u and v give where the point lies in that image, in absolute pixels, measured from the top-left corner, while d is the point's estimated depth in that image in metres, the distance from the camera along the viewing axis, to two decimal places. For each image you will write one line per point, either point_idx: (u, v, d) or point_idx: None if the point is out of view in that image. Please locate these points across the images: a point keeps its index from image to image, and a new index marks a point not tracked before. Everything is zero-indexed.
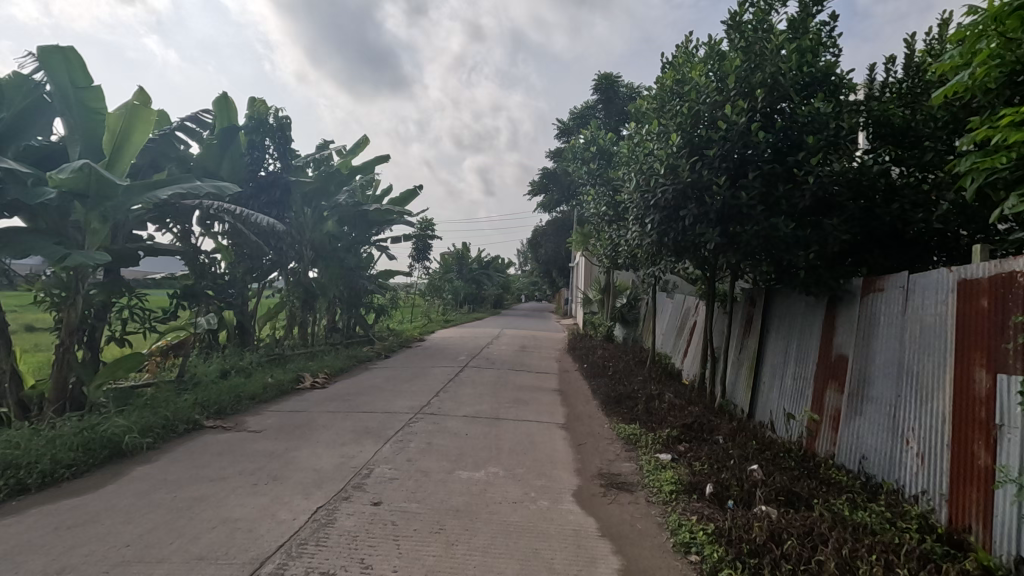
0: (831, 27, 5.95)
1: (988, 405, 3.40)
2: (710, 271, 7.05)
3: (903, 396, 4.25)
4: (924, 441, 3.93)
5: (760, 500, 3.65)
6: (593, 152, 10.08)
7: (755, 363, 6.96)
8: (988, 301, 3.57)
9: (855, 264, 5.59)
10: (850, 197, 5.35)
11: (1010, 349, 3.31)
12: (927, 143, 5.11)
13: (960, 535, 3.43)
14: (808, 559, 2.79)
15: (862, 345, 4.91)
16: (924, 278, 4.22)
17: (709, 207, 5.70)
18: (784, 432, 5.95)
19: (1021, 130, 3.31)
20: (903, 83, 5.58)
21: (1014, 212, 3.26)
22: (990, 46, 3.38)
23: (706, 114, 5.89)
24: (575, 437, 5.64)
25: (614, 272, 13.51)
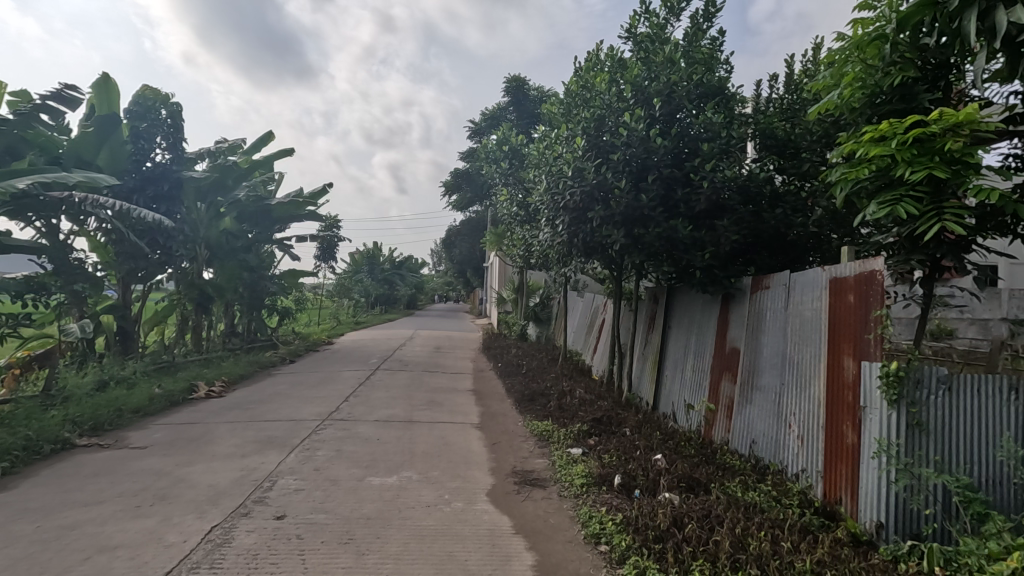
0: (723, 43, 6.43)
1: (855, 389, 3.81)
2: (617, 270, 7.36)
3: (786, 384, 4.67)
4: (803, 424, 4.34)
5: (663, 487, 3.87)
6: (505, 152, 10.18)
7: (659, 357, 7.36)
8: (854, 296, 4.00)
9: (746, 265, 6.08)
10: (741, 202, 5.81)
11: (872, 339, 3.73)
12: (804, 155, 5.67)
13: (833, 507, 3.83)
14: (705, 540, 2.98)
15: (752, 337, 5.34)
16: (802, 275, 4.66)
17: (616, 209, 5.93)
18: (685, 421, 6.35)
19: (879, 144, 3.75)
20: (784, 98, 6.16)
21: (874, 219, 3.70)
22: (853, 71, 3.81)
23: (610, 121, 6.12)
24: (489, 436, 5.65)
25: (528, 272, 13.74)
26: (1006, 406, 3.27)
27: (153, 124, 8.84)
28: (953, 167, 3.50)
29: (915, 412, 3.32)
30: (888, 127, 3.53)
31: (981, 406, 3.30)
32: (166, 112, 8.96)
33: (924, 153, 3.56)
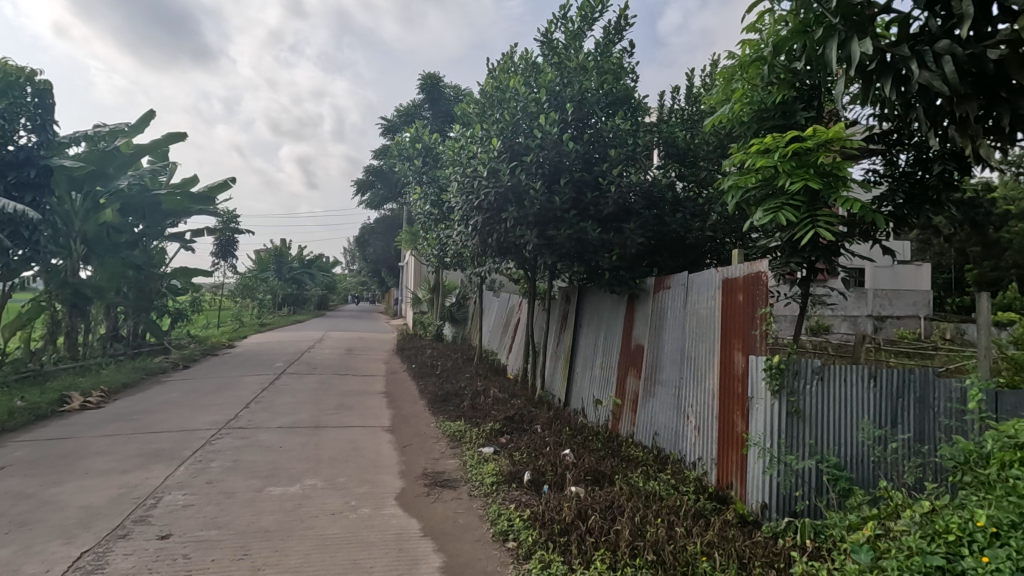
0: (631, 54, 6.73)
1: (743, 382, 4.13)
2: (530, 270, 7.49)
3: (685, 378, 4.97)
4: (700, 416, 4.65)
5: (570, 481, 3.99)
6: (419, 149, 10.03)
7: (570, 355, 7.58)
8: (742, 295, 4.32)
9: (650, 266, 6.41)
10: (646, 206, 6.12)
11: (758, 335, 4.05)
12: (702, 164, 6.06)
13: (724, 492, 4.13)
14: (607, 530, 3.11)
15: (654, 334, 5.63)
16: (698, 275, 4.98)
17: (528, 210, 6.02)
18: (593, 416, 6.59)
19: (765, 155, 4.08)
20: (685, 109, 6.55)
21: (761, 225, 4.02)
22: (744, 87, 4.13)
23: (523, 124, 6.21)
24: (401, 439, 5.55)
25: (444, 272, 13.65)
26: (866, 392, 3.68)
27: (15, 103, 7.74)
28: (825, 178, 3.89)
29: (794, 401, 3.66)
30: (771, 140, 3.86)
31: (846, 393, 3.69)
32: (32, 91, 7.92)
33: (802, 166, 3.92)
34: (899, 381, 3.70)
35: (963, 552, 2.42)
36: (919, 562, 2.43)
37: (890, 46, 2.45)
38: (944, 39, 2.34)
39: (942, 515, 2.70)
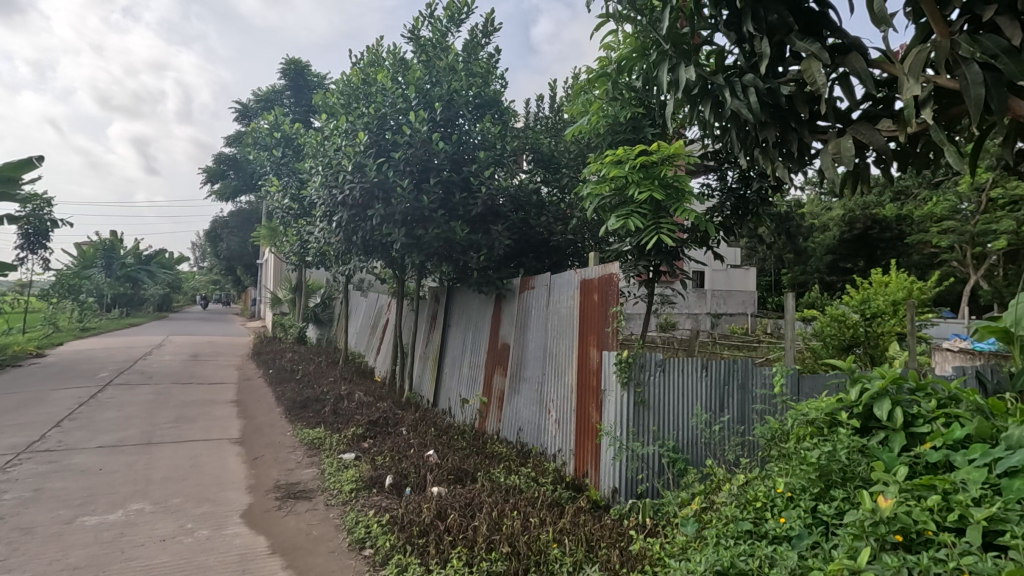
0: (499, 60, 6.88)
1: (597, 375, 4.41)
2: (398, 270, 7.34)
3: (547, 374, 5.21)
4: (559, 410, 4.90)
5: (432, 481, 3.99)
6: (277, 139, 9.35)
7: (439, 355, 7.56)
8: (597, 294, 4.62)
9: (517, 267, 6.62)
10: (512, 209, 6.29)
11: (610, 331, 4.36)
12: (565, 170, 6.38)
13: (580, 480, 4.40)
14: (465, 527, 3.15)
15: (519, 333, 5.82)
16: (559, 276, 5.24)
17: (395, 208, 5.88)
18: (460, 415, 6.64)
19: (618, 165, 4.40)
20: (550, 117, 6.85)
21: (615, 230, 4.35)
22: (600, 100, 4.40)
23: (390, 119, 6.06)
24: (251, 450, 5.12)
25: (307, 270, 12.87)
26: (699, 381, 4.13)
27: None
28: (667, 189, 4.29)
29: (640, 391, 4.01)
30: (622, 152, 4.18)
31: (683, 382, 4.12)
32: None
33: (648, 177, 4.29)
34: (726, 369, 4.19)
35: (766, 516, 2.83)
36: (733, 529, 2.79)
37: (710, 74, 2.72)
38: (750, 73, 2.64)
39: (752, 486, 3.12)
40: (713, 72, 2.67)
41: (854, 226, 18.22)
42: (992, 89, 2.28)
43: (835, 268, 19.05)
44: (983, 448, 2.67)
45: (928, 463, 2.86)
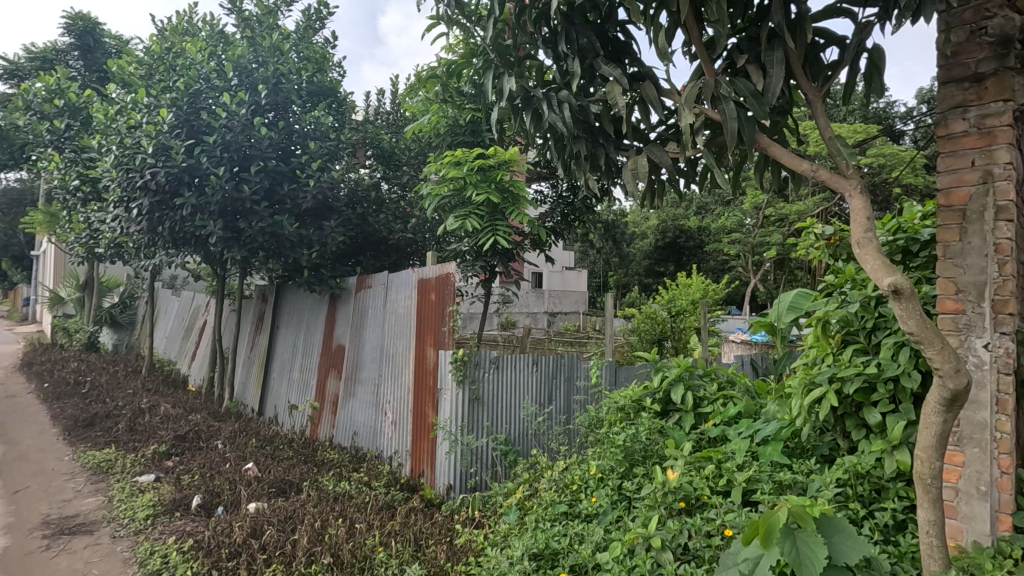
0: (335, 47, 6.56)
1: (434, 375, 4.41)
2: (216, 266, 6.60)
3: (383, 375, 5.09)
4: (396, 410, 4.83)
5: (249, 497, 3.65)
6: (57, 107, 7.83)
7: (265, 359, 6.97)
8: (434, 294, 4.59)
9: (354, 266, 6.36)
10: (347, 204, 5.99)
11: (446, 330, 4.37)
12: (405, 168, 6.28)
13: (416, 480, 4.38)
14: (283, 543, 2.94)
15: (355, 334, 5.60)
16: (397, 276, 5.14)
17: (210, 198, 5.28)
18: (288, 423, 6.20)
19: (457, 167, 4.45)
20: (390, 113, 6.69)
21: (454, 230, 4.39)
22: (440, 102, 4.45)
23: (204, 98, 5.43)
24: (12, 482, 4.23)
25: (101, 265, 10.98)
26: (530, 375, 4.36)
27: None
28: (503, 194, 4.47)
29: (475, 388, 4.12)
30: (460, 154, 4.24)
31: (515, 377, 4.32)
32: None
33: (485, 180, 4.41)
34: (554, 364, 4.48)
35: (581, 497, 3.10)
36: (551, 511, 3.00)
37: (529, 86, 2.64)
38: (564, 90, 2.56)
39: (570, 470, 3.38)
40: (533, 85, 2.60)
41: (666, 234, 20.79)
42: (744, 126, 2.01)
43: (651, 272, 21.53)
44: (748, 422, 3.20)
45: (710, 438, 3.36)
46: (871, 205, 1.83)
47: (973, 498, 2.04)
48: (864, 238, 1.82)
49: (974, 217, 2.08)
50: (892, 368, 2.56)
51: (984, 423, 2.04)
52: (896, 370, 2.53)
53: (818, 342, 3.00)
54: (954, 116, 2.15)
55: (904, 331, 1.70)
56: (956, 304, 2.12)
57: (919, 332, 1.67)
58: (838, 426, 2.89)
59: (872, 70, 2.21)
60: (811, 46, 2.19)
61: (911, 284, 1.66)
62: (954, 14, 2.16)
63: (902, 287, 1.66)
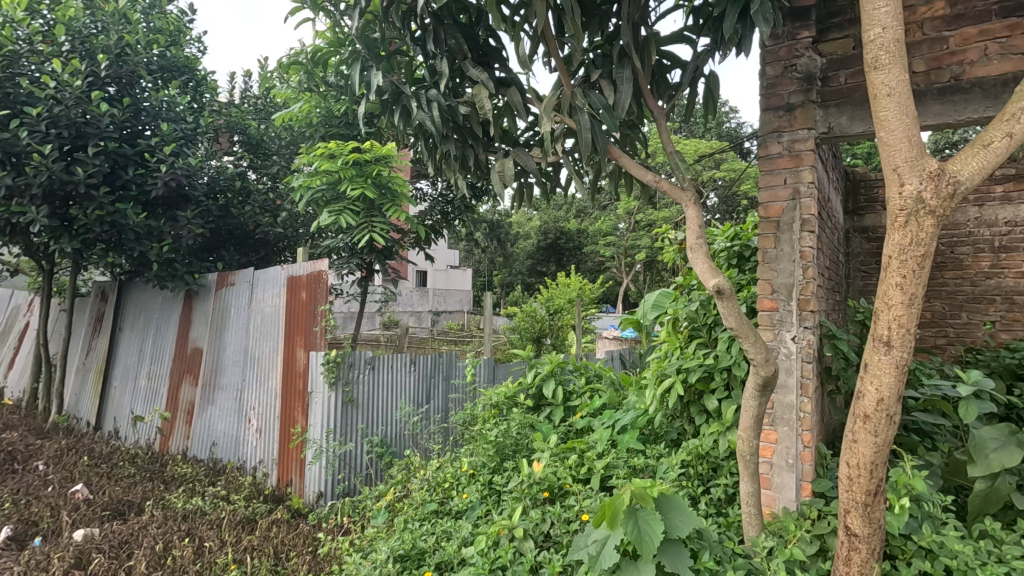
0: (192, 19, 5.96)
1: (304, 378, 4.15)
2: (41, 259, 5.70)
3: (247, 379, 4.72)
4: (261, 417, 4.51)
5: (76, 524, 3.22)
6: None
7: (105, 365, 6.15)
8: (304, 292, 4.30)
9: (215, 260, 5.78)
10: (208, 193, 5.38)
11: (317, 330, 4.13)
12: (274, 157, 5.86)
13: (282, 490, 4.12)
14: (116, 570, 2.64)
15: (215, 336, 5.13)
16: (263, 273, 4.75)
17: (30, 179, 4.55)
18: (134, 436, 5.54)
19: (331, 159, 4.24)
20: (258, 98, 6.21)
21: (327, 225, 4.14)
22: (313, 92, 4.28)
23: (25, 62, 4.71)
24: None
25: None
26: (408, 375, 4.29)
27: None
28: (380, 189, 4.35)
29: (348, 390, 3.96)
30: (334, 146, 4.06)
31: (392, 378, 4.22)
32: None
33: (361, 175, 4.26)
34: (432, 363, 4.46)
35: (452, 494, 3.12)
36: (420, 511, 2.98)
37: (398, 82, 2.61)
38: (433, 88, 2.56)
39: (442, 468, 3.38)
40: (401, 82, 2.58)
41: (547, 235, 21.55)
42: (597, 136, 2.17)
43: (534, 271, 22.21)
44: (610, 413, 3.42)
45: (576, 429, 3.56)
46: (702, 214, 2.06)
47: (783, 469, 2.37)
48: (696, 243, 2.05)
49: (785, 228, 2.42)
50: (727, 358, 2.86)
51: (791, 404, 2.37)
52: (729, 360, 2.83)
53: (669, 337, 3.29)
54: (771, 140, 2.48)
55: (726, 326, 1.92)
56: (772, 302, 2.45)
57: (737, 327, 1.90)
58: (684, 413, 3.19)
59: (708, 94, 2.48)
60: (658, 67, 2.42)
61: (731, 285, 1.89)
62: (772, 51, 2.49)
63: (724, 287, 1.89)
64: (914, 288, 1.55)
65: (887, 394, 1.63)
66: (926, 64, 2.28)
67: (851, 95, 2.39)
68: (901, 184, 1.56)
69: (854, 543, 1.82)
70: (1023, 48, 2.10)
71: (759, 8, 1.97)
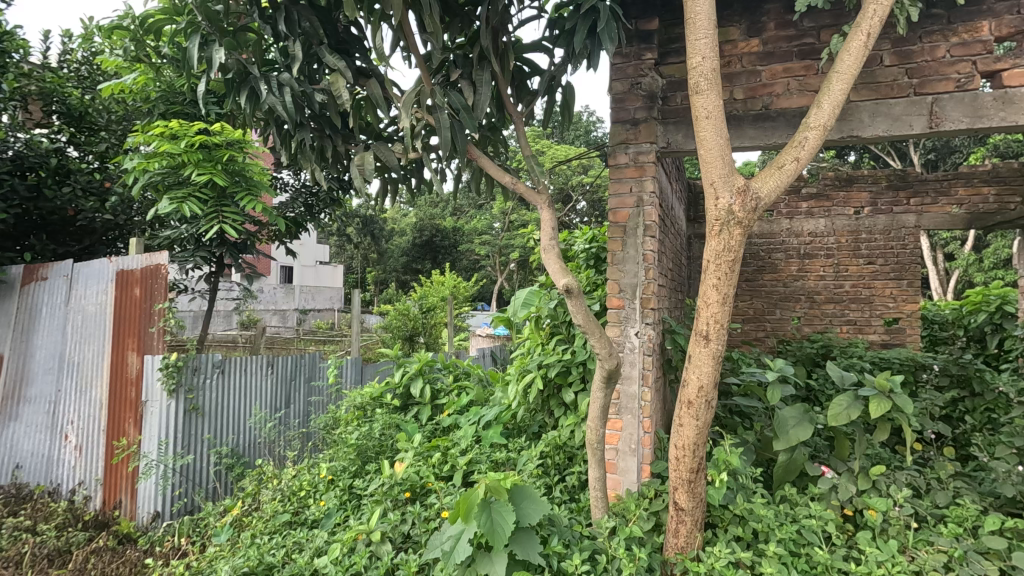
0: None
1: (137, 385, 3.65)
2: None
3: (64, 389, 4.06)
4: (82, 432, 3.91)
5: None
6: None
7: None
8: (138, 289, 3.76)
9: (23, 250, 4.88)
10: (11, 170, 4.49)
11: (154, 331, 3.63)
12: (102, 134, 4.99)
13: (108, 513, 3.61)
14: None
15: (21, 340, 4.35)
16: (85, 265, 4.09)
17: None
18: None
19: (173, 140, 3.78)
20: (82, 65, 5.25)
21: (166, 214, 3.65)
22: (150, 63, 3.79)
23: None
24: None
25: None
26: (264, 379, 3.97)
27: None
28: (232, 177, 3.96)
29: (191, 397, 3.55)
30: (176, 125, 3.62)
31: (245, 382, 3.87)
32: None
33: (210, 159, 3.86)
34: (293, 365, 4.18)
35: (308, 502, 2.95)
36: (270, 524, 2.79)
37: (246, 62, 2.41)
38: (286, 72, 2.40)
39: (300, 476, 3.18)
40: (250, 62, 2.38)
41: (422, 233, 21.27)
42: (457, 135, 2.19)
43: (409, 269, 21.83)
44: (476, 409, 3.47)
45: (442, 427, 3.54)
46: (556, 217, 2.18)
47: (627, 454, 2.58)
48: (549, 245, 2.16)
49: (631, 232, 2.63)
50: (582, 352, 3.01)
51: (634, 394, 2.59)
52: (584, 355, 3.00)
53: (533, 334, 3.41)
54: (619, 150, 2.68)
55: (575, 323, 2.04)
56: (619, 301, 2.65)
57: (585, 324, 2.02)
58: (545, 406, 3.33)
59: (565, 104, 2.61)
60: (518, 73, 2.50)
61: (579, 284, 2.02)
62: (621, 68, 2.69)
63: (572, 287, 2.01)
64: (726, 288, 1.78)
65: (706, 382, 1.84)
66: (744, 92, 2.62)
67: (686, 115, 2.67)
68: (716, 197, 1.77)
69: (681, 516, 2.04)
70: (814, 87, 2.50)
71: (605, 26, 2.12)
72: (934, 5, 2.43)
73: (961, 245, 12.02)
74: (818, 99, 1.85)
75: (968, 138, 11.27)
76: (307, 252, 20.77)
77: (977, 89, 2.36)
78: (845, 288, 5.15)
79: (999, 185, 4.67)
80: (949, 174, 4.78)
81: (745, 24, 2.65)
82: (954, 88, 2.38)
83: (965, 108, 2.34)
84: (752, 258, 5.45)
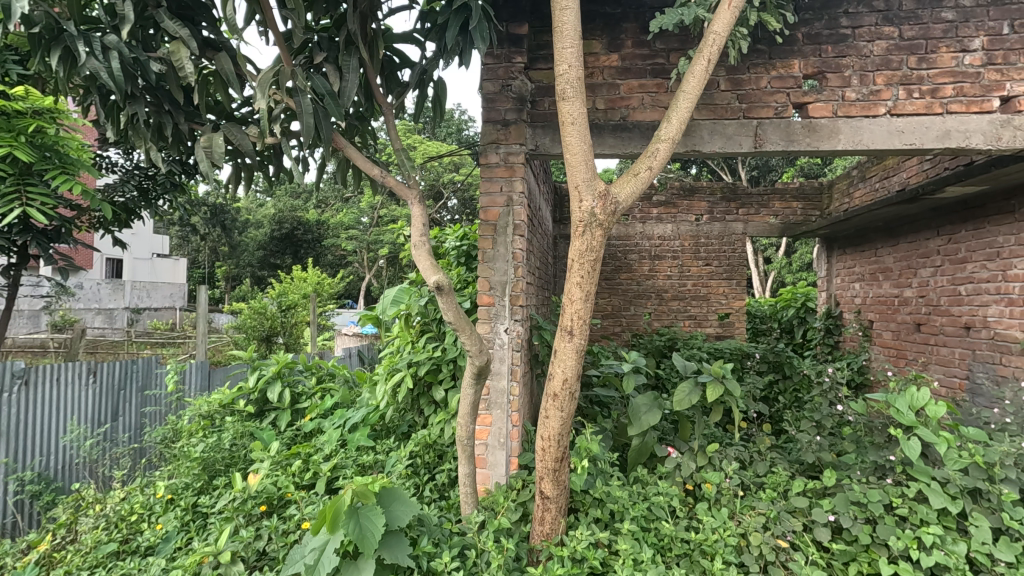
0: None
1: None
2: None
3: None
4: None
5: None
6: None
7: None
8: None
9: None
10: None
11: None
12: None
13: None
14: None
15: None
16: None
17: None
18: None
19: None
20: None
21: None
22: None
23: None
24: None
25: None
26: (83, 390, 3.42)
27: None
28: (40, 152, 3.30)
29: None
30: None
31: (58, 395, 3.29)
32: None
33: (8, 129, 3.16)
34: (121, 372, 3.66)
35: (142, 527, 2.59)
36: (92, 556, 2.39)
37: (59, 17, 2.03)
38: (112, 34, 2.07)
39: (130, 497, 2.79)
40: (63, 18, 2.00)
41: (281, 225, 19.78)
42: (321, 123, 2.06)
43: (265, 263, 20.17)
44: (341, 412, 3.30)
45: (304, 432, 3.32)
46: (427, 214, 2.14)
47: (496, 448, 2.62)
48: (420, 242, 2.12)
49: (501, 231, 2.68)
50: (452, 350, 3.01)
51: (503, 389, 2.65)
52: (454, 353, 3.00)
53: (402, 332, 3.33)
54: (491, 150, 2.72)
55: (446, 320, 2.03)
56: (489, 298, 2.69)
57: (456, 321, 2.01)
58: (414, 406, 3.26)
59: (437, 100, 2.58)
60: (388, 63, 2.42)
61: (450, 282, 2.00)
62: (492, 69, 2.73)
63: (443, 284, 1.99)
64: (588, 286, 1.89)
65: (569, 375, 1.94)
66: (605, 103, 2.80)
67: (553, 120, 2.79)
68: (581, 199, 1.87)
69: (546, 504, 2.13)
70: (664, 103, 2.76)
71: (477, 26, 2.13)
72: (760, 41, 2.81)
73: (777, 250, 14.07)
74: (668, 114, 2.03)
75: (782, 160, 13.22)
76: (140, 243, 18.25)
77: (789, 118, 2.76)
78: (687, 287, 5.74)
79: (805, 201, 5.53)
80: (769, 189, 5.57)
81: (606, 39, 2.83)
82: (773, 114, 2.78)
83: (781, 132, 2.73)
84: (610, 258, 5.85)
